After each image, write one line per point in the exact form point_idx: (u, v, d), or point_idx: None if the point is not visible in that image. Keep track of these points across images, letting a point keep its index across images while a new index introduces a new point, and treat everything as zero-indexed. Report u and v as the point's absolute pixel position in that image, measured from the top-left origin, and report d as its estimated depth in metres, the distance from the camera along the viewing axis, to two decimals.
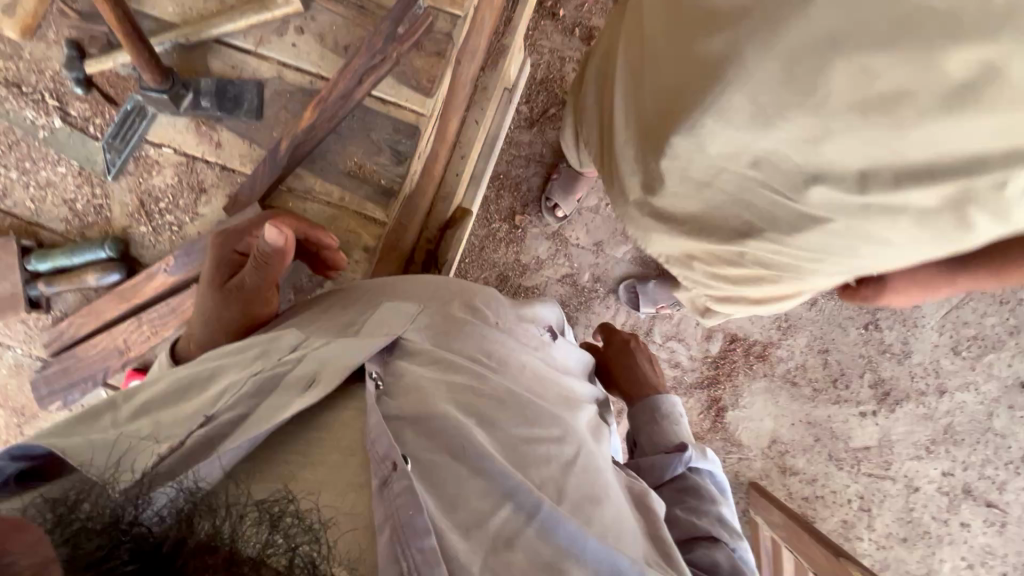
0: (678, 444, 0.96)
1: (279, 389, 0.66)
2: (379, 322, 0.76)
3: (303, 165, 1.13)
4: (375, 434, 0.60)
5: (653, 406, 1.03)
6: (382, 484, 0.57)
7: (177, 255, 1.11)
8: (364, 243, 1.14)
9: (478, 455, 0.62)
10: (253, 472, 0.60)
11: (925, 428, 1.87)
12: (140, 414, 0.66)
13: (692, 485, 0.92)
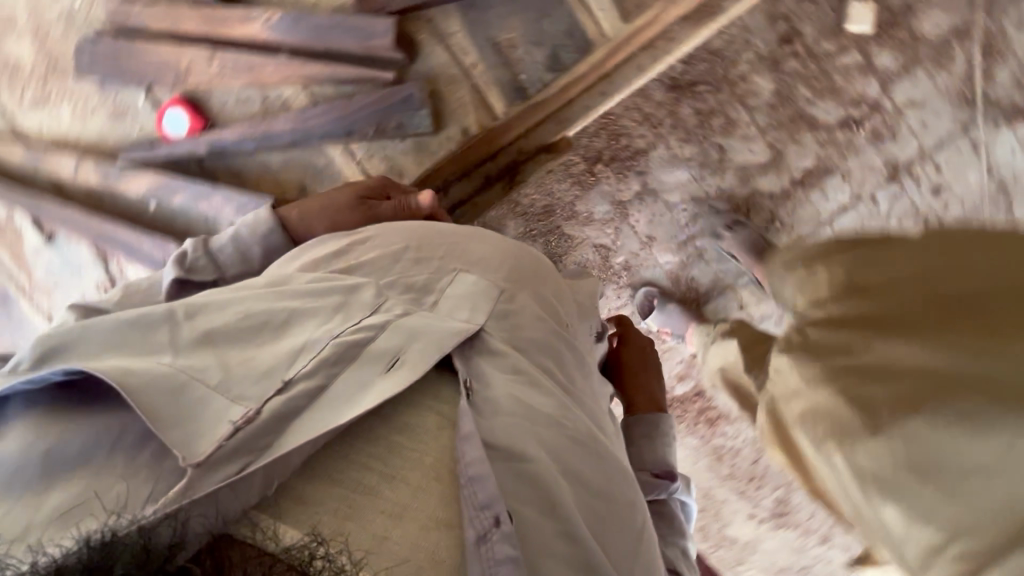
0: (667, 470, 1.02)
1: (358, 362, 0.66)
2: (457, 304, 0.77)
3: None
4: (474, 476, 0.64)
5: (653, 426, 1.08)
6: (478, 538, 0.60)
7: (284, 19, 1.47)
8: None
9: (567, 519, 0.65)
10: (332, 465, 0.62)
11: (790, 558, 1.98)
12: (206, 344, 0.63)
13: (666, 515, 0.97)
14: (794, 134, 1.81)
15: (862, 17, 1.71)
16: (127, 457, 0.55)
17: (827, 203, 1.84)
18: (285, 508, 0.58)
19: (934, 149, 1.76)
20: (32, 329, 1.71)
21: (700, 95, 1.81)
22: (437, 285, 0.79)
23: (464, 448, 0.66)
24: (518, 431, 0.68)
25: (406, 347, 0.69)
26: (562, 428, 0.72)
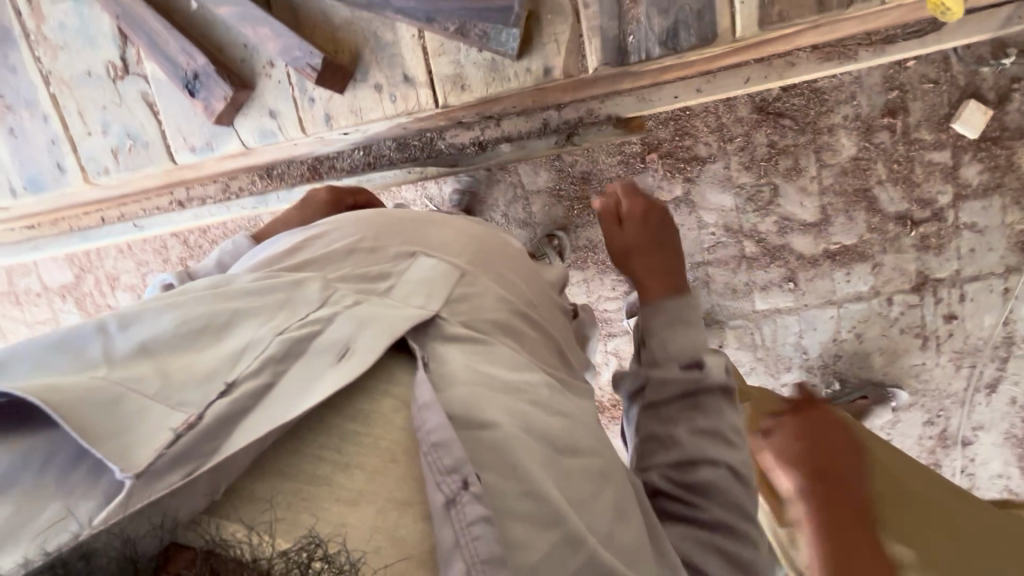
0: (691, 357, 1.07)
1: (304, 356, 0.76)
2: (414, 291, 0.92)
3: None
4: (440, 442, 0.71)
5: (669, 314, 1.16)
6: (449, 506, 0.68)
7: None
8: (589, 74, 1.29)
9: (532, 481, 0.72)
10: (288, 448, 0.70)
11: None
12: (144, 354, 0.70)
13: (710, 410, 0.99)
14: (850, 208, 1.75)
15: (972, 123, 1.59)
16: (64, 475, 0.61)
17: (846, 285, 1.83)
18: (261, 500, 0.65)
19: (968, 278, 1.76)
20: (29, 85, 1.57)
21: (781, 128, 1.70)
22: (391, 274, 0.96)
23: (425, 418, 0.74)
24: (477, 400, 0.77)
25: (355, 336, 0.79)
26: (524, 394, 0.81)
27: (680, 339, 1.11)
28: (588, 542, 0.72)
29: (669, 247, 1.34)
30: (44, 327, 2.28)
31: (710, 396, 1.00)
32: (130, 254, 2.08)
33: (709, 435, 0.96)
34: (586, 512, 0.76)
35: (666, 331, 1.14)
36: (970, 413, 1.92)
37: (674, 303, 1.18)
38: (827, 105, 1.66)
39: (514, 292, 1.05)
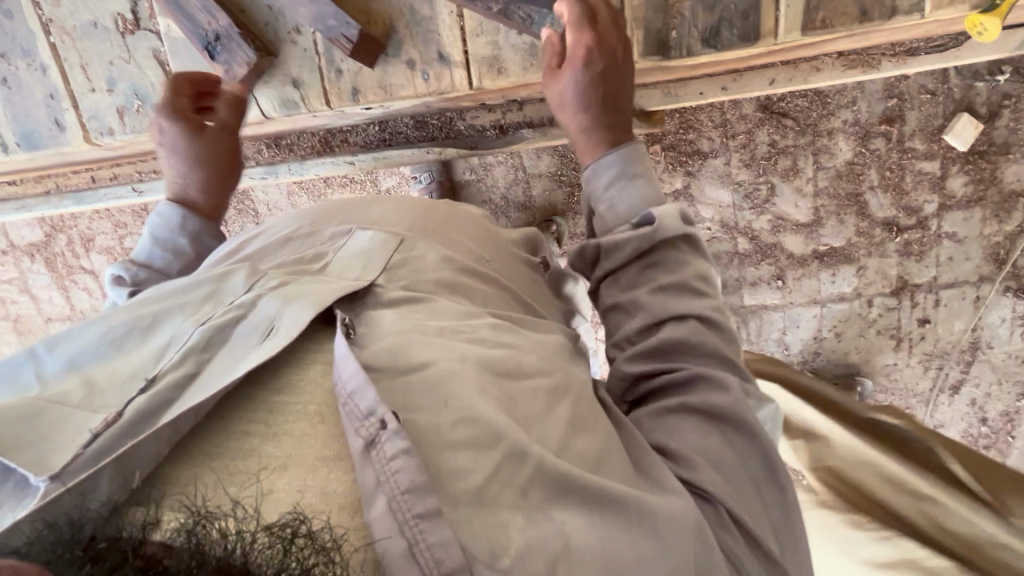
0: (645, 214, 1.02)
1: (227, 344, 0.82)
2: (347, 266, 0.99)
3: None
4: (357, 390, 0.73)
5: (609, 174, 1.08)
6: (370, 448, 0.69)
7: None
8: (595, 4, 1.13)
9: (462, 409, 0.73)
10: (217, 429, 0.74)
11: None
12: (73, 369, 0.81)
13: (667, 263, 0.99)
14: (838, 210, 1.79)
15: (964, 135, 1.64)
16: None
17: (830, 285, 1.89)
18: (212, 479, 0.69)
19: (943, 284, 1.84)
20: (28, 32, 1.43)
21: (783, 128, 1.72)
22: (328, 255, 1.05)
23: (343, 370, 0.76)
24: (400, 351, 0.81)
25: (281, 309, 0.85)
26: (458, 336, 0.85)
27: (624, 194, 1.06)
28: (532, 449, 0.72)
29: (625, 94, 1.13)
30: (9, 286, 2.16)
31: (663, 248, 1.00)
32: (108, 214, 1.98)
33: (664, 291, 0.97)
34: (534, 430, 0.77)
35: (612, 191, 1.08)
36: (935, 412, 2.02)
37: (611, 161, 1.08)
38: (832, 110, 1.69)
39: (462, 248, 1.16)
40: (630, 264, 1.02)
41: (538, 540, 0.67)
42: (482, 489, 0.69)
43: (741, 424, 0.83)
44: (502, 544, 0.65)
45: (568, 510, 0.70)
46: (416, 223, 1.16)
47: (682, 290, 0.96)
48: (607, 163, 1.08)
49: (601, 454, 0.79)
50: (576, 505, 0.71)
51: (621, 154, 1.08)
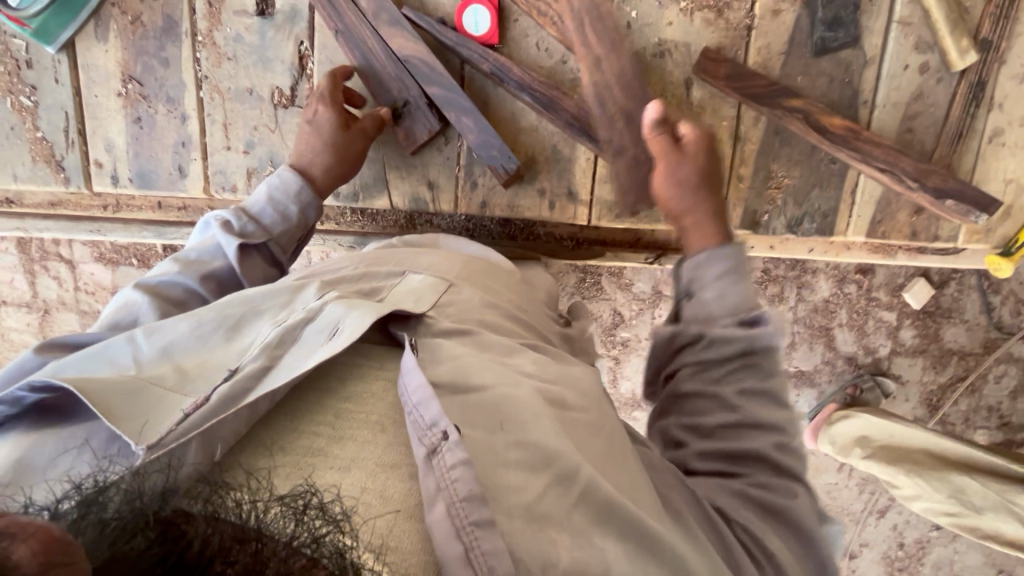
0: (751, 317, 0.62)
1: (299, 343, 0.55)
2: (401, 295, 0.66)
3: (858, 38, 0.87)
4: (413, 403, 0.51)
5: (719, 265, 0.66)
6: (429, 455, 0.48)
7: None
8: (706, 41, 0.87)
9: (520, 421, 0.51)
10: (278, 422, 0.51)
11: None
12: (163, 354, 0.55)
13: (765, 367, 0.61)
14: (816, 338, 1.17)
15: (916, 294, 1.11)
16: (95, 459, 0.47)
17: None
18: (245, 465, 0.47)
19: None
20: None
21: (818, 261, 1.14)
22: (385, 285, 0.69)
23: (404, 385, 0.53)
24: (463, 367, 0.55)
25: (346, 316, 0.56)
26: (508, 365, 0.58)
27: (731, 291, 0.65)
28: (582, 467, 0.50)
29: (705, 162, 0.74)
30: None
31: (767, 354, 0.61)
32: None
33: (747, 427, 0.60)
34: (587, 454, 0.53)
35: (713, 295, 0.65)
36: (860, 535, 1.30)
37: (728, 250, 0.66)
38: (904, 272, 1.11)
39: (511, 304, 0.74)
40: (723, 364, 0.62)
41: (584, 566, 0.45)
42: (534, 502, 0.47)
43: (804, 532, 0.56)
44: (551, 562, 0.44)
45: (619, 540, 0.48)
46: (486, 276, 0.77)
47: (772, 407, 0.60)
48: (722, 253, 0.67)
49: (641, 488, 0.54)
50: (618, 532, 0.48)
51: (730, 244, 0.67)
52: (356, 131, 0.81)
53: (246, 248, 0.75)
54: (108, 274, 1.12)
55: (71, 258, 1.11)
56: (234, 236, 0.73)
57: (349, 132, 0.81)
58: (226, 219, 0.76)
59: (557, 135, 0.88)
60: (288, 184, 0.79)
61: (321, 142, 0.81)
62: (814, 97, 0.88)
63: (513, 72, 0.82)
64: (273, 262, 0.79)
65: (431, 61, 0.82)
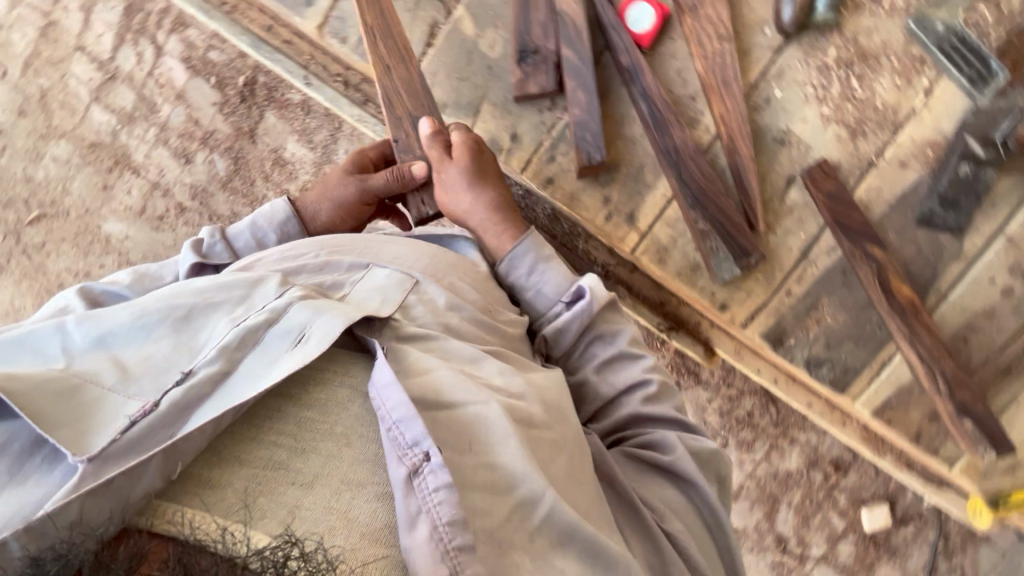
0: (572, 294, 0.69)
1: (260, 348, 0.51)
2: (362, 296, 0.60)
3: (963, 230, 0.85)
4: (390, 417, 0.49)
5: (522, 263, 0.71)
6: (411, 475, 0.47)
7: None
8: (829, 154, 0.85)
9: (488, 453, 0.50)
10: (248, 416, 0.49)
11: None
12: (102, 343, 0.50)
13: (608, 335, 0.69)
14: None
15: (871, 516, 0.95)
16: (11, 471, 0.42)
17: None
18: (213, 484, 0.45)
19: None
20: None
21: None
22: (346, 283, 0.63)
23: (380, 400, 0.50)
24: (434, 391, 0.52)
25: (314, 321, 0.53)
26: (474, 380, 0.54)
27: (554, 277, 0.71)
28: (546, 492, 0.48)
29: (489, 162, 0.76)
30: None
31: (605, 319, 0.70)
32: None
33: (616, 400, 0.66)
34: (554, 473, 0.51)
35: (542, 279, 0.71)
36: None
37: (521, 246, 0.71)
38: None
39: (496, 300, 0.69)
40: (573, 349, 0.69)
41: None
42: (499, 527, 0.47)
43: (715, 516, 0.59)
44: None
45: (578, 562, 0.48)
46: (456, 267, 0.67)
47: (630, 366, 0.67)
48: (517, 251, 0.72)
49: (597, 504, 0.54)
50: (578, 555, 0.49)
51: (523, 240, 0.72)
52: (364, 202, 0.79)
53: (206, 268, 0.72)
54: (183, 78, 1.12)
55: (161, 46, 1.12)
56: (194, 253, 0.70)
57: (358, 203, 0.79)
58: (200, 238, 0.73)
59: (650, 161, 0.87)
60: (276, 213, 0.77)
61: (325, 198, 0.78)
62: (897, 258, 0.86)
63: (645, 79, 0.81)
64: None
65: (578, 25, 0.80)
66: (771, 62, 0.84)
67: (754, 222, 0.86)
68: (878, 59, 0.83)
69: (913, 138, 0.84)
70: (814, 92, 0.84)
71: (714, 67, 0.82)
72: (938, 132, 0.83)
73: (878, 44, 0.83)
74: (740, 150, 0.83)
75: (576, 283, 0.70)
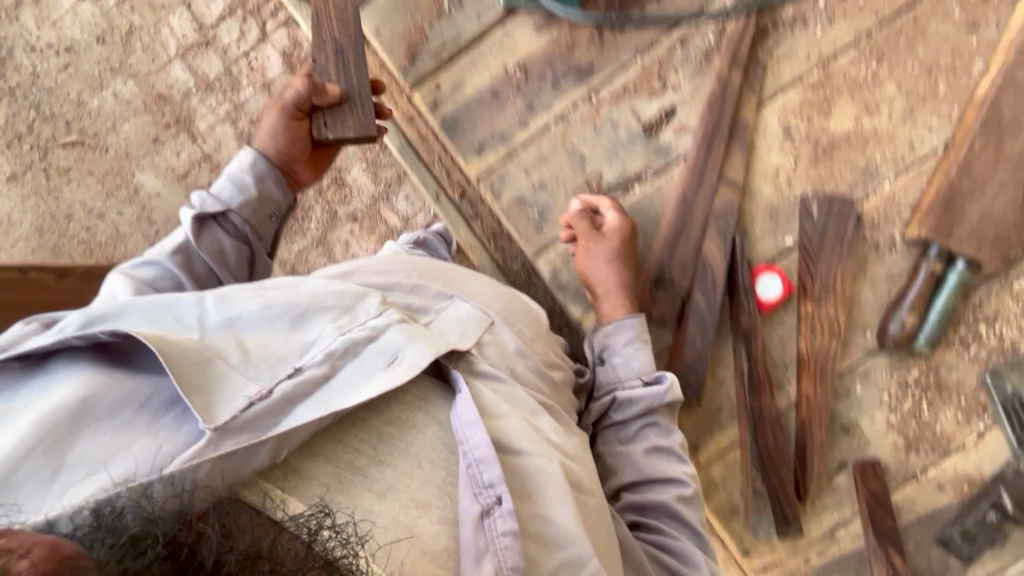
0: (650, 378, 0.75)
1: (358, 361, 0.57)
2: (448, 326, 0.68)
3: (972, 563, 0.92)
4: (469, 450, 0.57)
5: (626, 333, 0.79)
6: (483, 513, 0.54)
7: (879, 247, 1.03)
8: (881, 454, 0.92)
9: (545, 501, 0.57)
10: (334, 427, 0.56)
11: None
12: (227, 321, 0.57)
13: (664, 424, 0.72)
14: None
15: None
16: (147, 425, 0.49)
17: None
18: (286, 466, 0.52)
19: None
20: None
21: None
22: (429, 310, 0.71)
23: (464, 435, 0.58)
24: (508, 432, 0.60)
25: (407, 347, 0.59)
26: (544, 432, 0.62)
27: (638, 359, 0.77)
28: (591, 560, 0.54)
29: (627, 245, 0.84)
30: None
31: (665, 412, 0.74)
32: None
33: (651, 485, 0.69)
34: (598, 530, 0.59)
35: (630, 359, 0.78)
36: None
37: (632, 317, 0.79)
38: None
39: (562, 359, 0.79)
40: (629, 423, 0.73)
41: None
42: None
43: None
44: None
45: None
46: (523, 316, 0.76)
47: (674, 462, 0.70)
48: (624, 323, 0.80)
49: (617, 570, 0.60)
50: None
51: (632, 317, 0.80)
52: (293, 116, 0.82)
53: (205, 220, 0.80)
54: None
55: None
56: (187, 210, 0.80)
57: (288, 123, 0.83)
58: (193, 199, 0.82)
59: (730, 406, 0.91)
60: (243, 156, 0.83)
61: (263, 136, 0.84)
62: (909, 566, 0.93)
63: (755, 343, 0.87)
64: (246, 237, 0.83)
65: (717, 278, 0.85)
66: (862, 361, 0.91)
67: (803, 495, 0.90)
68: (951, 392, 0.91)
69: (955, 467, 0.92)
70: (888, 398, 0.92)
71: (817, 353, 0.88)
72: (978, 472, 0.92)
73: (954, 380, 0.91)
74: (813, 432, 0.88)
75: (656, 372, 0.75)
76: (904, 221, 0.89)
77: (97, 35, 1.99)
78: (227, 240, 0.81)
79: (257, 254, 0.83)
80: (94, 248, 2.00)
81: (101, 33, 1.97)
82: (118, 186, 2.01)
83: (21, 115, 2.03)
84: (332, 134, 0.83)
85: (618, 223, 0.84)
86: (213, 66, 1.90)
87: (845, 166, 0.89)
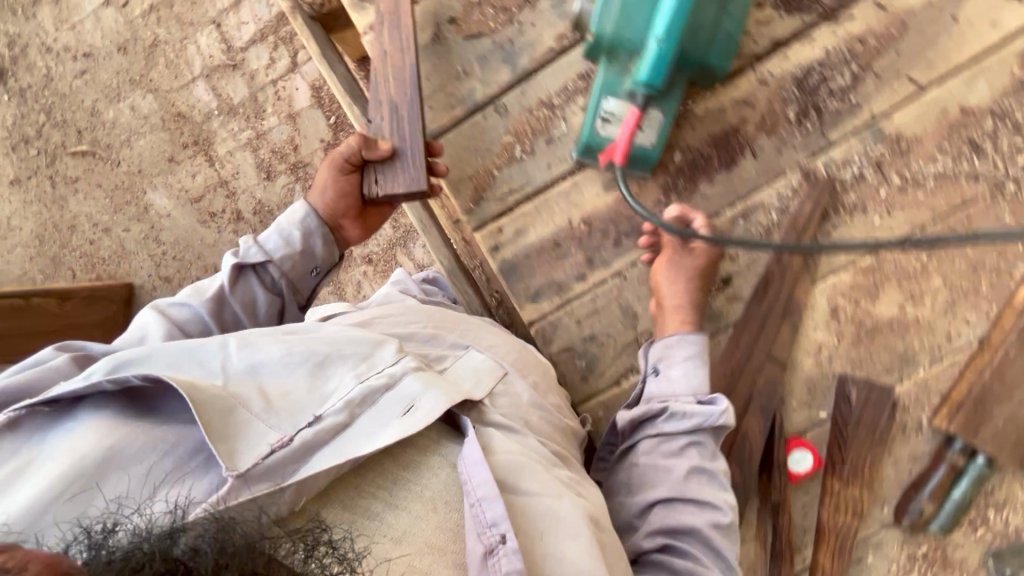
0: (705, 399, 0.77)
1: (376, 409, 0.62)
2: (462, 375, 0.74)
3: None
4: (475, 490, 0.59)
5: (683, 350, 0.80)
6: (486, 553, 0.56)
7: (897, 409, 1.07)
8: None
9: (549, 539, 0.59)
10: (352, 472, 0.59)
11: None
12: (252, 371, 0.63)
13: (709, 445, 0.75)
14: None
15: None
16: (176, 470, 0.55)
17: None
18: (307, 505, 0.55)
19: None
20: None
21: None
22: (448, 358, 0.77)
23: (467, 474, 0.61)
24: (513, 471, 0.63)
25: (421, 396, 0.64)
26: (552, 474, 0.65)
27: (697, 378, 0.79)
28: None
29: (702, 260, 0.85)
30: None
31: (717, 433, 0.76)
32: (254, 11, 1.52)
33: (686, 505, 0.71)
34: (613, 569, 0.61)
35: (688, 378, 0.79)
36: None
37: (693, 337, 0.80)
38: None
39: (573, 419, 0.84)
40: (673, 441, 0.75)
41: None
42: None
43: None
44: None
45: None
46: (538, 372, 0.82)
47: (713, 487, 0.72)
48: (687, 341, 0.81)
49: None
50: None
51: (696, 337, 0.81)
52: (343, 170, 0.86)
53: (244, 269, 0.85)
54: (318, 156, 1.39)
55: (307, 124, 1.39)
56: (231, 256, 0.84)
57: (343, 177, 0.87)
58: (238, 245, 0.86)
59: (748, 563, 0.94)
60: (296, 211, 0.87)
61: (318, 190, 0.88)
62: None
63: (783, 516, 0.90)
64: (280, 292, 0.87)
65: (754, 453, 0.91)
66: (874, 532, 0.95)
67: None
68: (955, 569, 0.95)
69: None
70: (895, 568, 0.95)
71: (838, 528, 0.91)
72: None
73: (959, 558, 0.94)
74: None
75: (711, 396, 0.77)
76: (932, 408, 0.92)
77: (119, 43, 1.83)
78: (261, 293, 0.85)
79: (287, 309, 0.88)
80: (97, 263, 1.89)
81: (123, 42, 1.81)
82: (128, 203, 1.86)
83: (31, 118, 1.92)
84: (383, 191, 0.85)
85: (707, 245, 0.84)
86: (241, 90, 1.71)
87: (884, 351, 0.92)
